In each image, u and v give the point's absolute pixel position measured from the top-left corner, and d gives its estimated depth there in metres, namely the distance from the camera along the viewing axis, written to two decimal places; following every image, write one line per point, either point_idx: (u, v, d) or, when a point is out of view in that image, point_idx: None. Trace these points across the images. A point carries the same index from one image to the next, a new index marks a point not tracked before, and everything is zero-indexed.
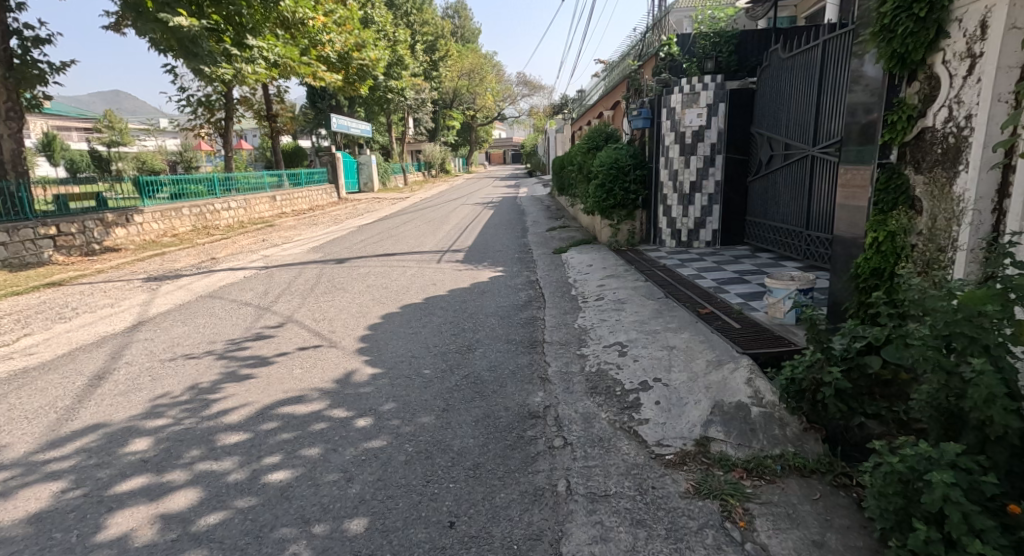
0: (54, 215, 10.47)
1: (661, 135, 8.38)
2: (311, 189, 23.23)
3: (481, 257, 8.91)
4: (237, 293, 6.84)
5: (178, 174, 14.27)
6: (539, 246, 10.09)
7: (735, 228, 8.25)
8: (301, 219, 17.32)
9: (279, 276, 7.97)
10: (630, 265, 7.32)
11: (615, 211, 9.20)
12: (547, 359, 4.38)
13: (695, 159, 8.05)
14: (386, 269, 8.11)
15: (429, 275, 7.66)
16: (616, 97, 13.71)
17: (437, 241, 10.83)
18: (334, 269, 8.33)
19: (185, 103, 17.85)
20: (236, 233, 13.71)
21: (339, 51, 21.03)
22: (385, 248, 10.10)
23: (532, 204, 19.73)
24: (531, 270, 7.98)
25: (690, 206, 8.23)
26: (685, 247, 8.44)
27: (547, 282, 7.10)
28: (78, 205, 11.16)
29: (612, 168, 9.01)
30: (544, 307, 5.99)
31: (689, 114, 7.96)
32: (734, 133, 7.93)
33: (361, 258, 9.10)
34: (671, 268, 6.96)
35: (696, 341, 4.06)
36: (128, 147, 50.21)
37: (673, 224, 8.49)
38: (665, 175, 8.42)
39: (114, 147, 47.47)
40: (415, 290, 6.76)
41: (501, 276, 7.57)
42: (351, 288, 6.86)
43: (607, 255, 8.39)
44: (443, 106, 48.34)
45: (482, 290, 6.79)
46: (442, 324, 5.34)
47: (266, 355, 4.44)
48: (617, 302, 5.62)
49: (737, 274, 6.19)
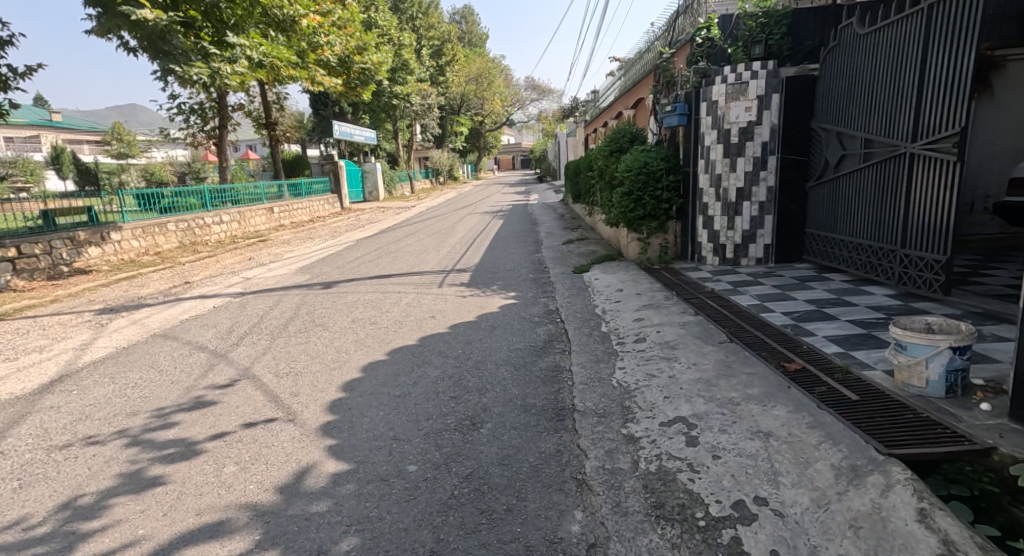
0: (33, 232, 9.63)
1: (701, 134, 7.20)
2: (311, 200, 22.17)
3: (490, 280, 7.70)
4: (196, 331, 5.67)
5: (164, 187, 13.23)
6: (556, 263, 8.88)
7: (792, 243, 6.96)
8: (299, 233, 16.27)
9: (254, 306, 6.80)
10: (670, 290, 6.13)
11: (644, 223, 8.02)
12: (583, 444, 3.13)
13: (743, 161, 6.85)
14: (378, 296, 6.93)
15: (429, 303, 6.46)
16: (637, 96, 12.53)
17: (439, 258, 9.63)
18: (318, 295, 7.16)
19: (176, 110, 16.81)
20: (224, 250, 12.60)
21: (340, 54, 20.10)
22: (380, 268, 8.92)
23: (545, 212, 18.58)
24: (548, 295, 6.75)
25: (737, 216, 7.01)
26: (731, 265, 7.19)
27: (569, 313, 5.86)
28: (66, 220, 10.40)
29: (641, 173, 7.87)
30: (569, 351, 4.75)
31: (735, 108, 6.79)
32: (791, 130, 6.68)
33: (351, 281, 7.91)
34: (722, 294, 5.76)
35: (801, 425, 2.80)
36: (136, 159, 49.88)
37: (715, 238, 7.26)
38: (706, 180, 7.24)
39: (122, 158, 47.19)
40: (410, 326, 5.57)
41: (513, 304, 6.35)
42: (333, 324, 5.68)
43: (638, 275, 7.16)
44: (450, 112, 47.42)
45: (492, 325, 5.58)
46: (440, 381, 4.13)
47: (194, 439, 3.23)
48: (665, 346, 4.39)
49: (813, 305, 4.92)
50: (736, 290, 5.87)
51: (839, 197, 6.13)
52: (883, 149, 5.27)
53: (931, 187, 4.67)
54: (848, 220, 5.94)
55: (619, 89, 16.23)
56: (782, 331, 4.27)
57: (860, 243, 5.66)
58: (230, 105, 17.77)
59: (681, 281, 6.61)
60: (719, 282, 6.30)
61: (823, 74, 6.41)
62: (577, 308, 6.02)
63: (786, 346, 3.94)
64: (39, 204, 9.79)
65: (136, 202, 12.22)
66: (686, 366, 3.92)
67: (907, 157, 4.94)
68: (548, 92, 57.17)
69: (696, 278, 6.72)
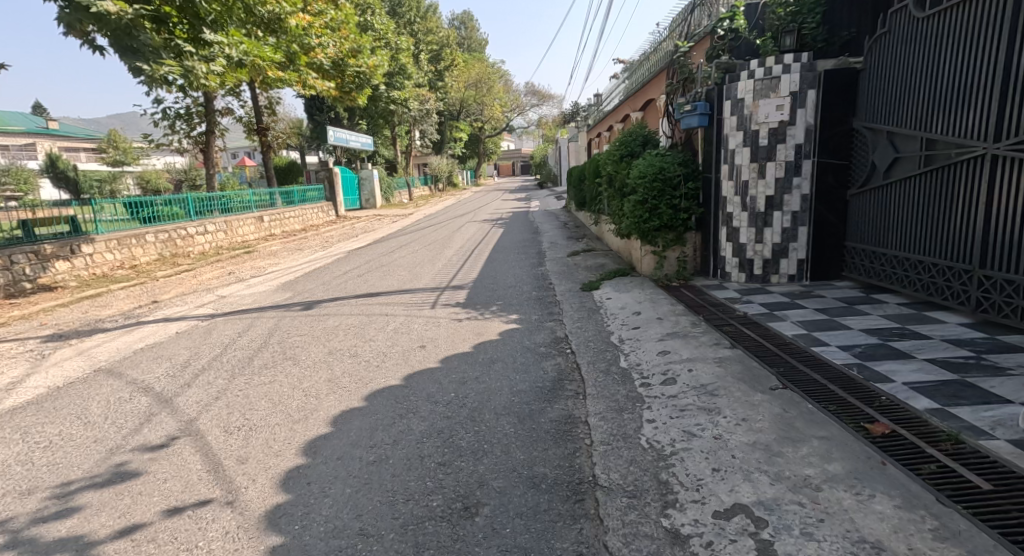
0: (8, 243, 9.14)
1: (725, 135, 6.44)
2: (304, 208, 21.43)
3: (489, 299, 6.92)
4: (146, 366, 4.86)
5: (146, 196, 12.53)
6: (562, 279, 8.10)
7: (830, 257, 6.17)
8: (289, 243, 15.50)
9: (222, 331, 6.00)
10: (695, 313, 5.37)
11: (660, 234, 7.26)
12: (613, 545, 2.34)
13: (773, 165, 6.09)
14: (362, 319, 6.15)
15: (419, 329, 5.68)
16: (645, 98, 11.83)
17: (433, 273, 8.86)
18: (295, 318, 6.37)
19: (161, 115, 16.05)
20: (206, 264, 11.80)
21: (333, 57, 19.42)
22: (369, 284, 8.15)
23: (546, 220, 17.84)
24: (554, 318, 5.98)
25: (765, 228, 6.24)
26: (759, 282, 6.41)
27: (579, 343, 5.08)
28: (47, 230, 9.95)
29: (656, 180, 7.11)
30: (584, 395, 3.96)
31: (764, 106, 6.03)
32: (829, 130, 5.92)
33: (334, 300, 7.13)
34: (757, 319, 4.98)
35: (921, 535, 2.00)
36: (130, 167, 49.12)
37: (741, 252, 6.49)
38: (730, 187, 6.48)
39: (117, 166, 46.46)
40: (395, 359, 4.78)
41: (515, 331, 5.57)
42: (306, 355, 4.90)
43: (654, 294, 6.39)
44: (449, 118, 46.84)
45: (491, 358, 4.79)
46: (426, 440, 3.34)
47: (94, 537, 2.43)
48: (702, 392, 3.60)
49: (873, 336, 4.14)
50: (773, 313, 5.09)
51: (888, 206, 5.37)
52: (953, 150, 4.51)
53: (1021, 195, 3.90)
54: (901, 233, 5.18)
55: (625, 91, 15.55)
56: (846, 374, 3.49)
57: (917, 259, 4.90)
58: (218, 110, 17.04)
59: (706, 303, 5.83)
60: (750, 303, 5.53)
61: (868, 66, 5.65)
62: (589, 337, 5.24)
63: (859, 397, 3.15)
64: (17, 213, 9.38)
65: (111, 210, 11.46)
66: (733, 423, 3.13)
67: (986, 159, 4.17)
68: (548, 98, 56.67)
69: (721, 297, 5.97)
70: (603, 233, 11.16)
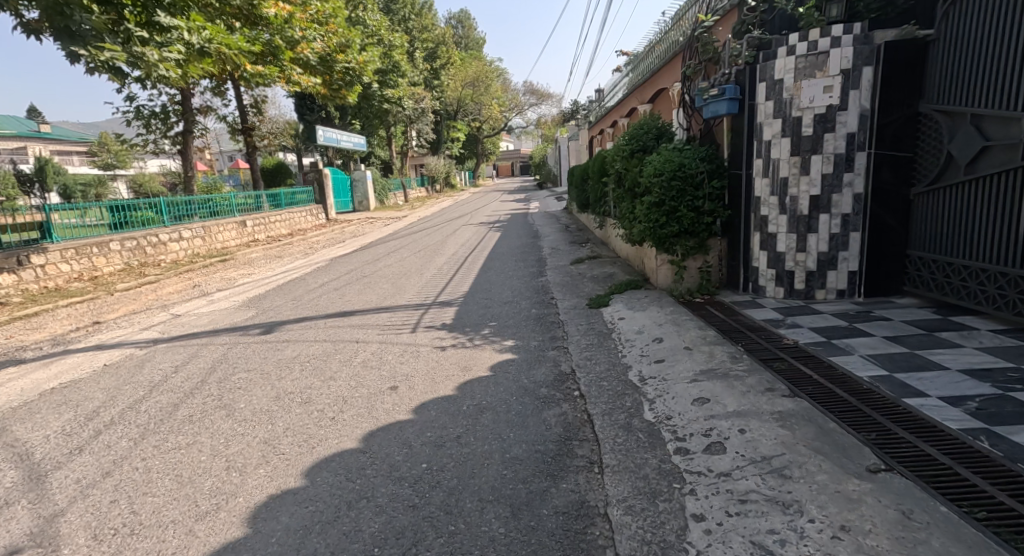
0: None
1: (761, 124, 5.48)
2: (291, 211, 20.46)
3: (480, 319, 5.93)
4: (41, 416, 3.84)
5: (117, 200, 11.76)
6: (565, 292, 7.11)
7: (889, 269, 5.16)
8: (270, 249, 14.53)
9: (157, 363, 4.98)
10: (732, 342, 4.39)
11: (679, 241, 6.25)
12: None
13: (820, 160, 5.12)
14: (329, 347, 5.16)
15: (393, 362, 4.68)
16: (655, 88, 10.88)
17: (419, 287, 7.87)
18: (250, 344, 5.39)
19: (133, 114, 15.17)
20: (174, 274, 10.82)
21: (320, 51, 18.52)
22: (345, 301, 7.17)
23: (547, 222, 16.88)
24: (557, 347, 4.98)
25: (810, 234, 5.28)
26: (801, 299, 5.43)
27: (590, 384, 4.08)
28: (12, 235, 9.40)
29: (675, 179, 6.11)
30: (601, 467, 2.95)
31: (809, 88, 5.06)
32: (890, 114, 4.91)
33: (301, 321, 6.14)
34: (813, 351, 3.98)
35: None
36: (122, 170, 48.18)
37: (780, 262, 5.52)
38: (766, 186, 5.52)
39: (108, 169, 45.56)
40: (357, 407, 3.79)
41: (510, 365, 4.58)
42: (247, 400, 3.92)
43: (676, 314, 5.39)
44: (446, 118, 45.94)
45: (478, 405, 3.80)
46: (375, 555, 2.33)
47: None
48: (768, 471, 2.60)
49: (982, 382, 3.13)
50: (831, 343, 4.09)
51: (970, 207, 4.40)
52: None
53: None
54: (991, 241, 4.21)
55: (629, 84, 14.66)
56: (972, 447, 2.51)
57: (991, 270, 4.19)
58: (196, 108, 16.14)
59: (742, 325, 4.87)
60: (798, 326, 4.56)
61: (941, 37, 4.66)
62: (601, 375, 4.24)
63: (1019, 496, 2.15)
64: None
65: (74, 216, 10.64)
66: (827, 535, 2.13)
67: None
68: (547, 96, 55.79)
69: (759, 318, 5.00)
70: (609, 239, 10.17)
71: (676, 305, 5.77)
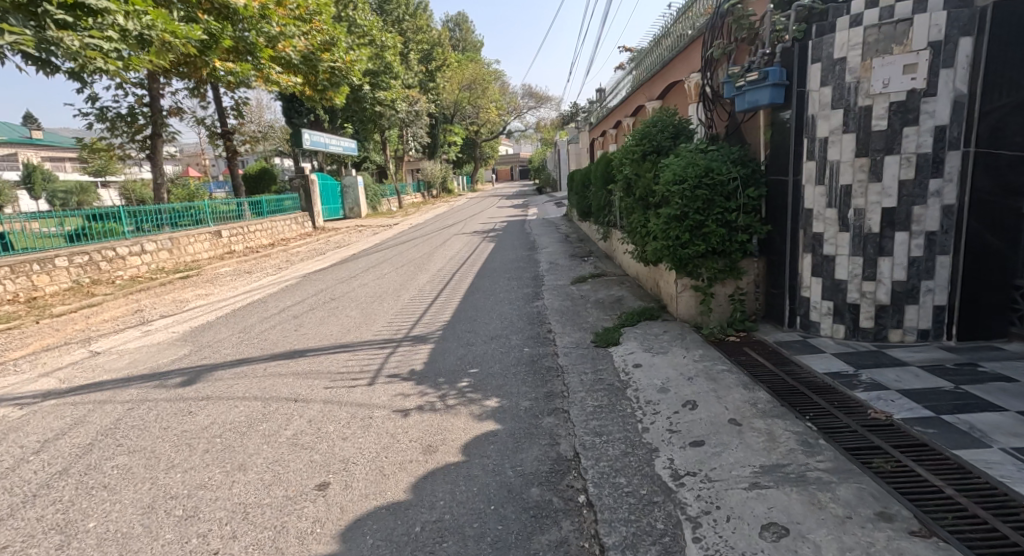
0: None
1: (815, 117, 4.30)
2: (274, 220, 19.33)
3: (458, 366, 4.74)
4: None
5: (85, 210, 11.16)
6: (564, 324, 5.91)
7: (990, 303, 3.96)
8: (244, 263, 13.39)
9: (25, 434, 3.76)
10: (796, 413, 3.20)
11: (705, 263, 5.12)
12: None
13: (896, 162, 3.94)
14: (256, 410, 3.97)
15: (333, 438, 3.49)
16: (664, 83, 9.79)
17: (393, 315, 6.69)
18: (159, 402, 4.21)
19: (97, 116, 14.18)
20: (124, 294, 9.65)
21: (303, 50, 17.56)
22: (300, 335, 5.98)
23: (545, 231, 15.72)
24: (555, 413, 3.78)
25: (881, 258, 4.09)
26: (870, 340, 4.23)
27: (599, 482, 2.87)
28: None
29: (701, 187, 4.97)
30: None
31: (883, 68, 3.88)
32: (992, 101, 3.73)
33: (236, 366, 4.95)
34: (923, 436, 2.78)
35: None
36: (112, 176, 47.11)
37: (839, 293, 4.33)
38: (821, 195, 4.33)
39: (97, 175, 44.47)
40: (258, 529, 2.58)
41: (488, 443, 3.38)
42: (104, 513, 2.71)
43: (708, 364, 4.19)
44: (442, 121, 44.95)
45: (437, 525, 2.59)
46: None
47: None
48: None
49: None
50: (944, 422, 2.89)
51: None
52: None
53: None
54: None
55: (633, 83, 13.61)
56: None
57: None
58: (165, 109, 15.12)
59: (800, 382, 3.68)
60: (881, 388, 3.37)
61: None
62: (616, 465, 3.03)
63: None
64: None
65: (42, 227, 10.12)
66: None
67: None
68: (545, 100, 54.81)
69: (820, 370, 3.80)
70: (615, 254, 9.00)
71: (706, 348, 4.56)
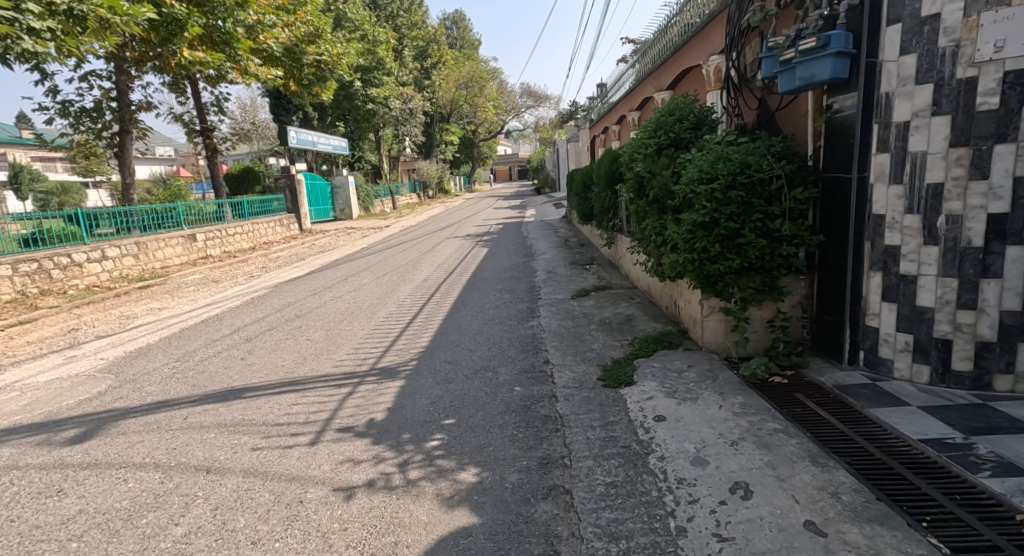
0: None
1: (893, 94, 3.29)
2: (256, 222, 18.33)
3: (428, 416, 3.74)
4: None
5: (40, 212, 10.53)
6: (564, 353, 4.90)
7: None
8: (215, 271, 12.41)
9: None
10: (908, 518, 2.18)
11: (739, 281, 4.13)
12: None
13: (1011, 153, 2.94)
14: (149, 488, 2.95)
15: (238, 543, 2.47)
16: (678, 73, 8.84)
17: (361, 339, 5.68)
18: (28, 470, 3.19)
19: (59, 110, 13.21)
20: (70, 306, 8.66)
21: (285, 42, 16.63)
22: (244, 366, 4.96)
23: (543, 234, 14.76)
24: (552, 497, 2.76)
25: (985, 280, 3.09)
26: (967, 388, 3.22)
27: None
28: None
29: (736, 186, 4.00)
30: None
31: (995, 25, 2.87)
32: None
33: (150, 414, 3.93)
34: None
35: None
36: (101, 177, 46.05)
37: (923, 325, 3.32)
38: (899, 198, 3.32)
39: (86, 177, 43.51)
40: None
41: (457, 554, 2.37)
42: None
43: (754, 422, 3.19)
44: (438, 120, 43.92)
45: None
46: None
47: None
48: None
49: None
50: None
51: None
52: None
53: None
54: None
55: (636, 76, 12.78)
56: None
57: None
58: (135, 105, 14.19)
59: (890, 456, 2.67)
60: (1019, 472, 2.37)
61: None
62: None
63: None
64: None
65: None
66: None
67: None
68: (543, 99, 53.80)
69: (913, 435, 2.80)
70: (621, 263, 7.99)
71: (748, 395, 3.55)
